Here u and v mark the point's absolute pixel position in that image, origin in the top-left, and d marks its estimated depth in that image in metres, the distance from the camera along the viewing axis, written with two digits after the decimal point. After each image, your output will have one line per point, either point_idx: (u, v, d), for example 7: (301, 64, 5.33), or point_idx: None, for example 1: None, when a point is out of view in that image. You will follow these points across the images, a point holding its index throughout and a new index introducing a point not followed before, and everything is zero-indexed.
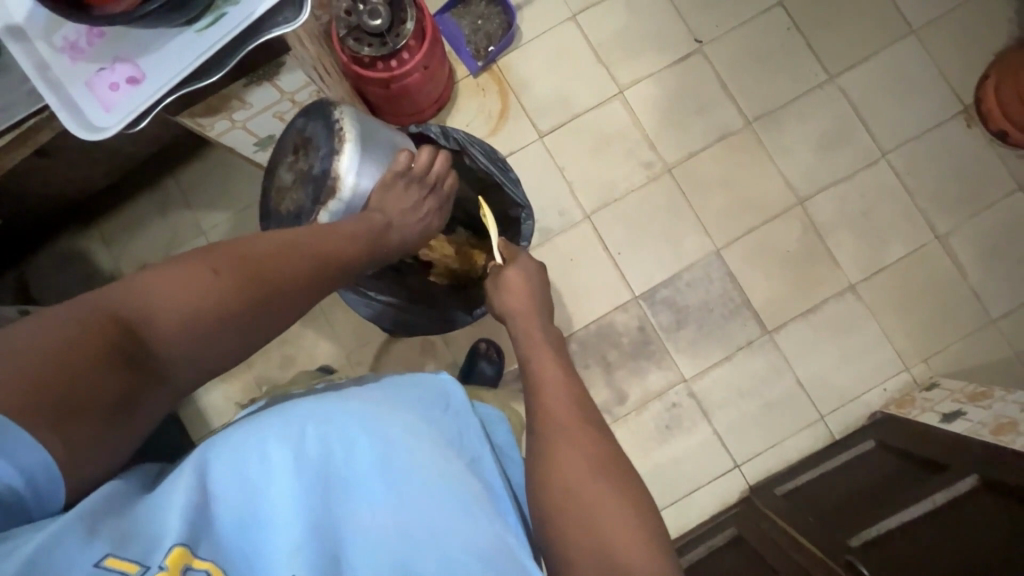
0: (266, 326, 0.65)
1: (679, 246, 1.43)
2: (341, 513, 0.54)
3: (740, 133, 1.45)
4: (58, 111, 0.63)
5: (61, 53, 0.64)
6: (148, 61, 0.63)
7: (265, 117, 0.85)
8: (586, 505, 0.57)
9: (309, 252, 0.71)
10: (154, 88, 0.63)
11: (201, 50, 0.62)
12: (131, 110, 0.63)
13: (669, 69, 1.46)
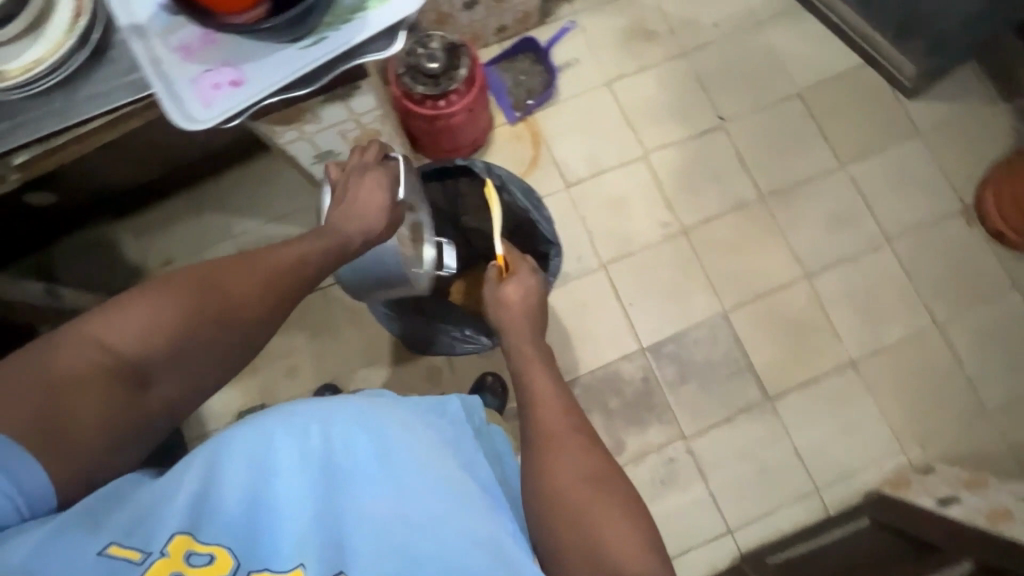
0: (225, 347, 0.67)
1: (689, 303, 1.48)
2: (340, 501, 0.57)
3: (753, 205, 1.53)
4: (163, 101, 0.69)
5: (174, 52, 0.71)
6: (251, 69, 0.70)
7: (330, 133, 0.91)
8: (578, 508, 0.65)
9: (270, 265, 0.72)
10: (252, 92, 0.69)
11: (299, 65, 0.69)
12: (226, 108, 0.69)
13: (692, 140, 1.57)
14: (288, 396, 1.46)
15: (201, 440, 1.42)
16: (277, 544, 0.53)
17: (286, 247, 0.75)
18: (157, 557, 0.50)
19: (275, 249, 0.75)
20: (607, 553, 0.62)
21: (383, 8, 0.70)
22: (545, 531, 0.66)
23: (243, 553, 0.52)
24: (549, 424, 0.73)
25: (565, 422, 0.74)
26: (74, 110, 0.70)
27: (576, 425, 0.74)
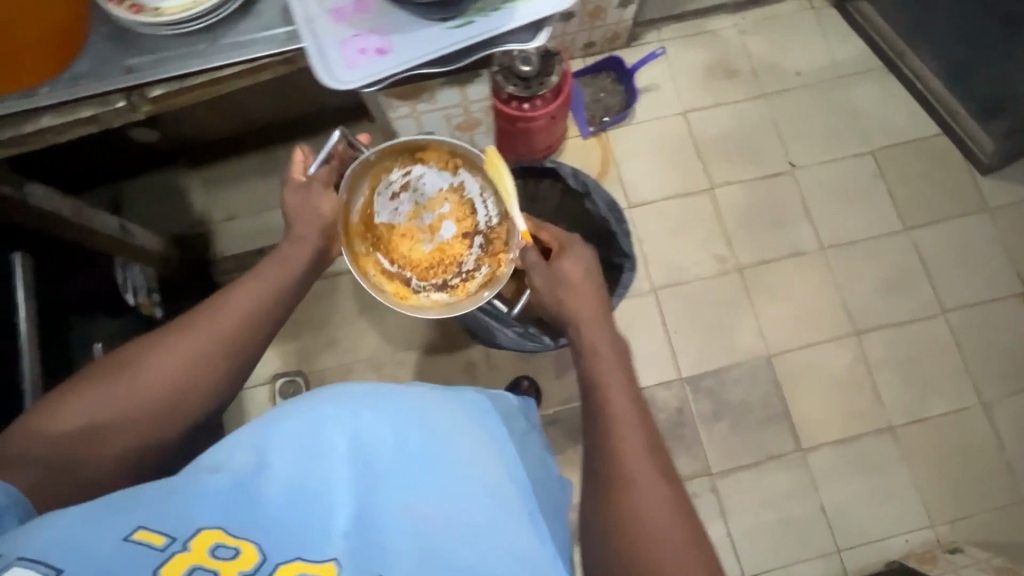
0: (187, 397, 0.71)
1: (734, 341, 1.47)
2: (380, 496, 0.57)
3: (812, 254, 1.53)
4: (311, 57, 0.71)
5: (327, 14, 0.73)
6: (398, 40, 0.72)
7: (437, 116, 0.93)
8: (640, 505, 0.67)
9: (220, 315, 0.76)
10: (396, 61, 0.71)
11: (446, 43, 0.70)
12: (368, 74, 0.71)
13: (759, 181, 1.57)
14: (324, 366, 1.47)
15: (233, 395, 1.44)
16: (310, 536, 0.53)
17: (237, 297, 0.78)
18: (180, 549, 0.50)
19: (229, 297, 0.78)
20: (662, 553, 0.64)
21: (533, 2, 0.71)
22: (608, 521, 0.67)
23: (271, 547, 0.51)
24: (617, 419, 0.74)
25: (635, 421, 0.74)
26: (218, 52, 0.73)
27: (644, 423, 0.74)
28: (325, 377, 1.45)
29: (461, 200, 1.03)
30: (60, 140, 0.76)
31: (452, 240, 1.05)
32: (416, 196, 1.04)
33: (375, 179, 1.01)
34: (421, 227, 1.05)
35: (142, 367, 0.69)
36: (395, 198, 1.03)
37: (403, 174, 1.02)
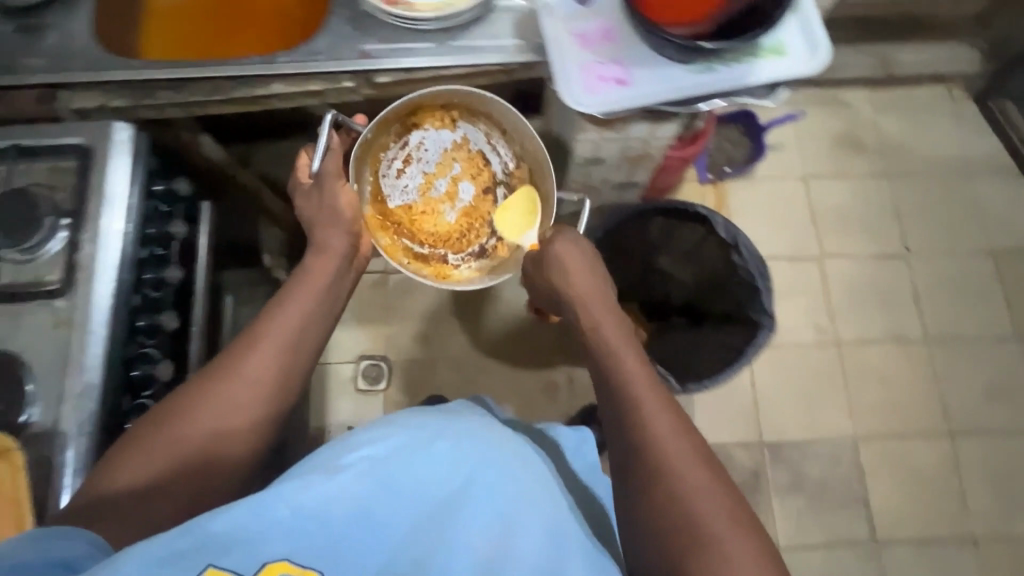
0: (227, 446, 0.66)
1: (821, 415, 1.44)
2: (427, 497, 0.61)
3: (914, 343, 1.49)
4: (557, 79, 0.71)
5: (570, 36, 0.73)
6: (640, 73, 0.71)
7: (612, 146, 0.91)
8: (681, 492, 0.60)
9: (251, 355, 0.70)
10: (638, 94, 0.70)
11: (689, 84, 0.69)
12: (610, 103, 0.70)
13: (870, 259, 1.55)
14: (408, 357, 1.49)
15: (318, 368, 1.47)
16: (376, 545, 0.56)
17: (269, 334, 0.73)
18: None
19: (264, 332, 0.73)
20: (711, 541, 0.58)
21: (780, 60, 0.69)
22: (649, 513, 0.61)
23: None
24: (647, 404, 0.67)
25: (664, 405, 0.67)
26: (452, 53, 0.76)
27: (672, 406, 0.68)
28: (409, 368, 1.47)
29: (472, 154, 1.04)
30: (280, 106, 0.80)
31: (477, 197, 1.06)
32: (423, 166, 1.04)
33: (379, 164, 1.01)
34: (440, 194, 1.04)
35: (196, 411, 0.65)
36: (404, 173, 1.03)
37: (403, 144, 1.00)
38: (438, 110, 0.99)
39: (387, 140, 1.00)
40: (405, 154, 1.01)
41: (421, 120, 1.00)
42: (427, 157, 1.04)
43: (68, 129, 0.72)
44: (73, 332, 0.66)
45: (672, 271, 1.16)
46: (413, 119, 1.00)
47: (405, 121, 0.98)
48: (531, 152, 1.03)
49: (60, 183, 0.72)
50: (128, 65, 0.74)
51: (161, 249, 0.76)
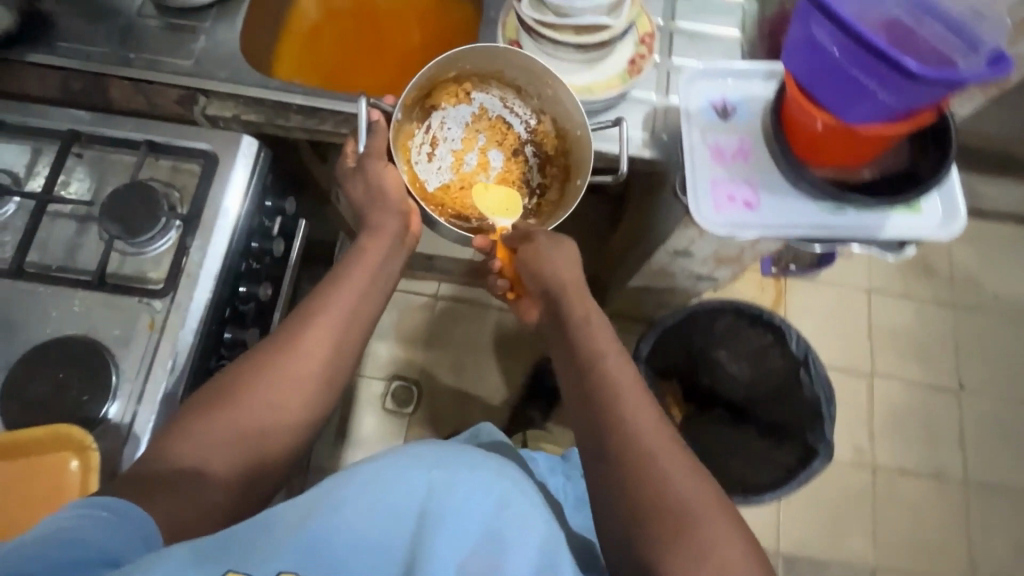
0: (277, 434, 0.61)
1: (843, 537, 1.39)
2: (395, 491, 0.50)
3: (953, 484, 1.44)
4: (688, 191, 0.67)
5: (706, 148, 0.69)
6: (773, 199, 0.66)
7: (706, 245, 0.89)
8: (664, 501, 0.54)
9: (306, 334, 0.65)
10: (767, 223, 0.66)
11: (822, 224, 0.65)
12: (732, 226, 0.66)
13: (924, 388, 1.50)
14: (440, 386, 1.48)
15: (352, 378, 1.47)
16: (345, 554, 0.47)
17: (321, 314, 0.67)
18: None
19: (319, 311, 0.67)
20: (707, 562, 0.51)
21: (912, 217, 0.64)
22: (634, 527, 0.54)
23: None
24: (626, 402, 0.60)
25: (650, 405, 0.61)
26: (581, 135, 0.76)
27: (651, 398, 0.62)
28: (439, 397, 1.46)
29: (498, 123, 0.84)
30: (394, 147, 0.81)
31: (506, 163, 0.84)
32: (450, 144, 0.84)
33: (408, 144, 0.80)
34: (472, 169, 0.84)
35: (250, 384, 0.61)
36: (432, 155, 0.83)
37: (427, 127, 0.82)
38: (450, 82, 0.81)
39: (406, 112, 0.79)
40: (431, 137, 0.83)
41: (437, 99, 0.81)
42: (448, 126, 0.83)
43: (199, 133, 0.74)
44: (164, 335, 0.67)
45: (731, 366, 1.12)
46: (432, 100, 0.81)
47: (422, 102, 0.80)
48: (548, 87, 0.77)
49: (181, 183, 0.74)
50: (267, 84, 0.76)
51: (256, 263, 0.77)
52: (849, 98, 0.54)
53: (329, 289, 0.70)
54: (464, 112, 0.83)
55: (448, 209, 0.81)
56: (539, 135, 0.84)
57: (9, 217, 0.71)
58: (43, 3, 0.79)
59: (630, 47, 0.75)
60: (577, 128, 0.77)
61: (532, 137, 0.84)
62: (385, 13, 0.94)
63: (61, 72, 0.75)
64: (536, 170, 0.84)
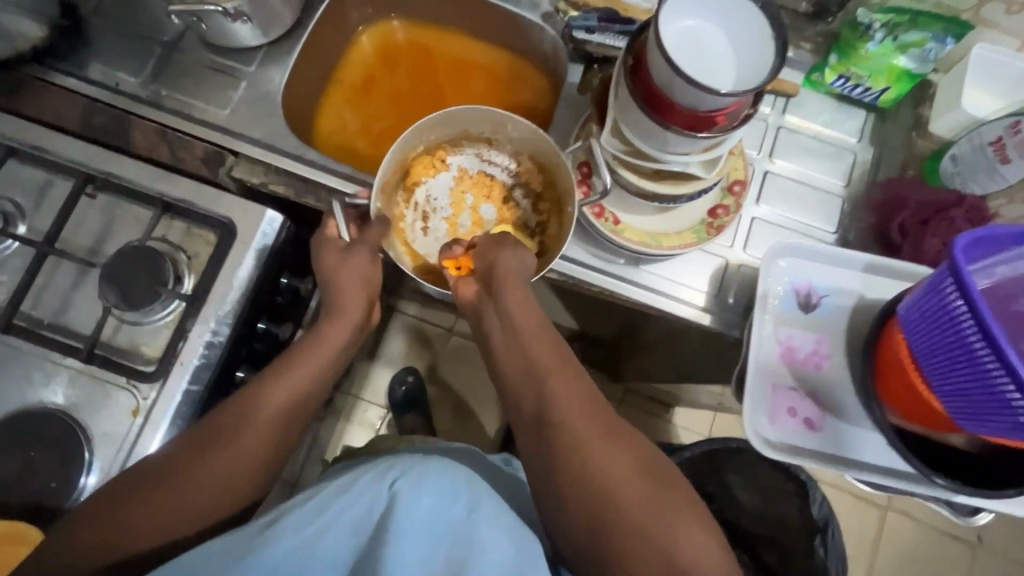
0: (234, 469, 0.53)
1: None
2: (365, 488, 0.45)
3: None
4: (744, 399, 0.58)
5: (776, 345, 0.60)
6: (840, 426, 0.58)
7: None
8: (631, 521, 0.46)
9: (288, 373, 0.58)
10: (827, 453, 0.57)
11: (890, 470, 0.57)
12: (788, 447, 0.58)
13: (935, 532, 1.37)
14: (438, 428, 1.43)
15: (350, 401, 1.42)
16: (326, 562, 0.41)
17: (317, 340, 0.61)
18: None
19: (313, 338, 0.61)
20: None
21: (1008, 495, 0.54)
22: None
23: None
24: (569, 409, 0.50)
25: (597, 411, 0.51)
26: (637, 286, 0.68)
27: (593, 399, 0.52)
28: None
29: (481, 176, 0.73)
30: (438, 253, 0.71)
31: (501, 213, 0.72)
32: (441, 213, 0.72)
33: (399, 229, 0.70)
34: (469, 231, 0.72)
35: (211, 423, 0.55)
36: (427, 229, 0.71)
37: (414, 204, 0.71)
38: (421, 156, 0.71)
39: (388, 199, 0.69)
40: (420, 213, 0.72)
41: (415, 176, 0.71)
42: (435, 197, 0.72)
43: (219, 200, 0.66)
44: (145, 426, 0.62)
45: (739, 494, 1.01)
46: (412, 180, 0.71)
47: (402, 184, 0.71)
48: (512, 127, 0.67)
49: (192, 249, 0.67)
50: (301, 156, 0.70)
51: (257, 344, 0.71)
52: (966, 409, 0.46)
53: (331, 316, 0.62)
54: (445, 177, 0.73)
55: None
56: (523, 172, 0.72)
57: (9, 254, 0.66)
58: (83, 14, 0.72)
59: (711, 197, 0.65)
60: (557, 160, 0.65)
61: (516, 178, 0.72)
62: (449, 67, 0.85)
63: (88, 101, 0.69)
64: (531, 211, 0.72)
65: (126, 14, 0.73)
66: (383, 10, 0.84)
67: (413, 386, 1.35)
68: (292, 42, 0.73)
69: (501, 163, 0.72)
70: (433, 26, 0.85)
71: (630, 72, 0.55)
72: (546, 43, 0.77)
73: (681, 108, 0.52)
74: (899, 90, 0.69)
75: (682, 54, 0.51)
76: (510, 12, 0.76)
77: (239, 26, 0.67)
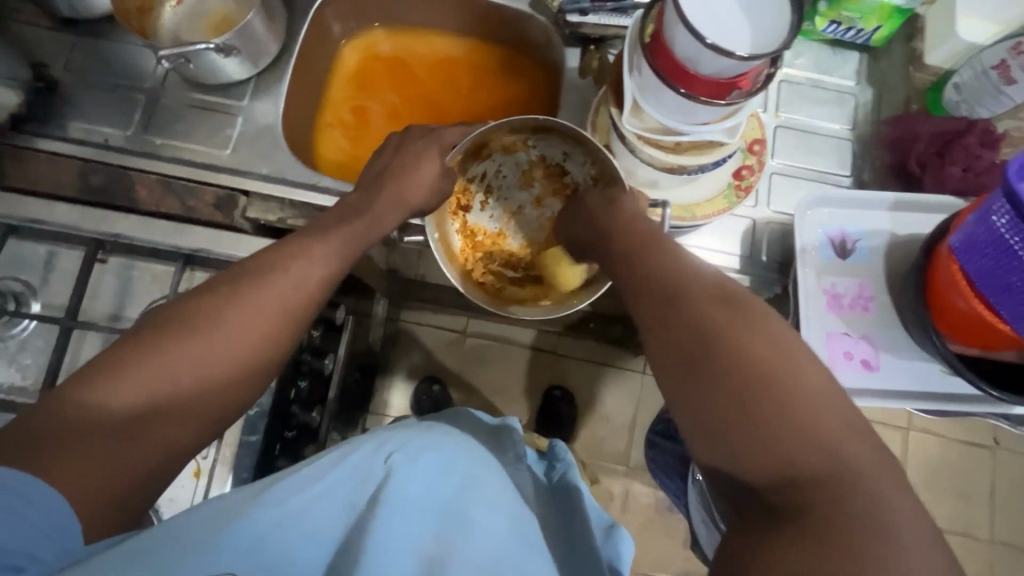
0: (98, 461, 0.39)
1: None
2: (363, 458, 0.41)
3: (979, 543, 1.29)
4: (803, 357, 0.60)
5: (821, 294, 0.62)
6: (893, 359, 0.60)
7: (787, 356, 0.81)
8: (769, 371, 0.39)
9: (295, 265, 0.51)
10: (887, 389, 0.60)
11: (944, 394, 0.59)
12: (850, 390, 0.60)
13: (964, 446, 1.33)
14: None
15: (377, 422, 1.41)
16: (311, 535, 0.37)
17: (241, 302, 0.48)
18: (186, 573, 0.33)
19: (232, 299, 0.47)
20: (840, 457, 0.36)
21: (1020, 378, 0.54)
22: (727, 449, 0.38)
23: None
24: (679, 269, 0.47)
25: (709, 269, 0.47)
26: None
27: (658, 265, 0.48)
28: None
29: (555, 170, 0.68)
30: (487, 230, 0.70)
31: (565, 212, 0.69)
32: (503, 193, 0.70)
33: (460, 200, 0.70)
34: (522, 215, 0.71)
35: (216, 316, 0.46)
36: (484, 202, 0.70)
37: (481, 175, 0.69)
38: (504, 133, 0.66)
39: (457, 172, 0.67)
40: (484, 186, 0.70)
41: (488, 148, 0.68)
42: (504, 174, 0.70)
43: (236, 242, 0.64)
44: (212, 484, 0.61)
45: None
46: (484, 151, 0.68)
47: (475, 156, 0.68)
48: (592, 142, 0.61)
49: None
50: (316, 184, 0.68)
51: (304, 382, 0.69)
52: None
53: (268, 273, 0.50)
54: (520, 159, 0.69)
55: (494, 256, 0.70)
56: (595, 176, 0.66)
57: (27, 335, 0.63)
58: (56, 74, 0.69)
59: (735, 159, 0.65)
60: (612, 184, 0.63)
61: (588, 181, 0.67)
62: (440, 73, 0.83)
63: (79, 163, 0.66)
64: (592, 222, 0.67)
65: (100, 67, 0.70)
66: (364, 23, 0.83)
67: (438, 395, 1.26)
68: (282, 70, 0.71)
69: (579, 162, 0.66)
70: (416, 30, 0.84)
71: (649, 50, 0.54)
72: (538, 32, 0.76)
73: (708, 78, 0.51)
74: (890, 27, 0.69)
75: (701, 23, 0.50)
76: (496, 6, 0.75)
77: (228, 60, 0.65)
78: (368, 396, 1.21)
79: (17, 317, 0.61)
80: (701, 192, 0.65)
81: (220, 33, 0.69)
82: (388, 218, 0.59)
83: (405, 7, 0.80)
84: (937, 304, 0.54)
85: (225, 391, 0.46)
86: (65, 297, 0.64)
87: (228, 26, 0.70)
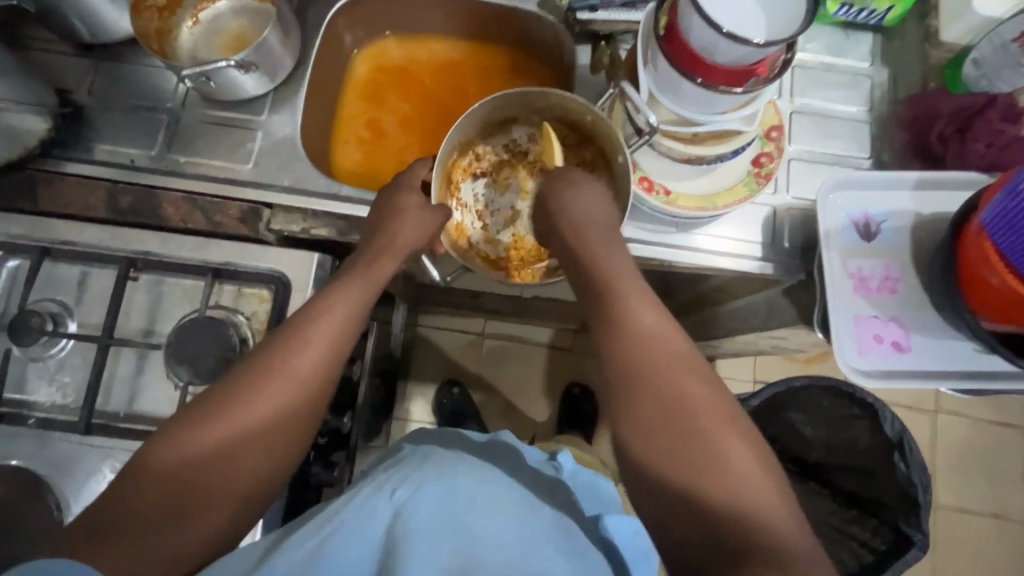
0: (155, 545, 0.43)
1: None
2: (381, 497, 0.46)
3: (1014, 524, 1.27)
4: (833, 342, 0.59)
5: (847, 277, 0.61)
6: (924, 340, 0.60)
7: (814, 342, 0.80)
8: (682, 410, 0.48)
9: (321, 325, 0.53)
10: (919, 370, 0.59)
11: (979, 372, 0.59)
12: (880, 373, 0.59)
13: (993, 426, 1.31)
14: None
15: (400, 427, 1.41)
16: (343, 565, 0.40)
17: (271, 374, 0.51)
18: None
19: (266, 371, 0.51)
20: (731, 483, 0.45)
21: None
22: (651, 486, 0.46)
23: None
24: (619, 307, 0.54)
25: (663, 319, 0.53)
26: (695, 250, 0.68)
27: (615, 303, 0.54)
28: None
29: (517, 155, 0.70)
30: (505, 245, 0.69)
31: None
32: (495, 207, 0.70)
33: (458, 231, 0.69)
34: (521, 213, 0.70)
35: (249, 392, 0.50)
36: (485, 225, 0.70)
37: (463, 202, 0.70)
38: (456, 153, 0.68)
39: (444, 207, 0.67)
40: (474, 214, 0.70)
41: (454, 178, 0.69)
42: (482, 194, 0.70)
43: (264, 254, 0.65)
44: None
45: (805, 428, 1.04)
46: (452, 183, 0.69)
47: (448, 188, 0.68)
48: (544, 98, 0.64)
49: (247, 309, 0.65)
50: (337, 194, 0.69)
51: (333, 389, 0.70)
52: None
53: (295, 339, 0.53)
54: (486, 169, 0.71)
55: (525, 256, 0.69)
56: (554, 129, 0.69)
57: (66, 355, 0.65)
58: (81, 99, 0.71)
59: (753, 146, 0.65)
60: (617, 156, 0.63)
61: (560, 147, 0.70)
62: (450, 78, 0.84)
63: (107, 185, 0.68)
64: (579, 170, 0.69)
65: (123, 90, 0.71)
66: (374, 32, 0.84)
67: (460, 398, 1.27)
68: (298, 83, 0.73)
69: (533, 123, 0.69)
70: (426, 37, 0.85)
71: (663, 41, 0.54)
72: (548, 31, 0.76)
73: (724, 66, 0.51)
74: (903, 6, 0.68)
75: (716, 12, 0.50)
76: (504, 8, 0.76)
77: (247, 76, 0.67)
78: (391, 401, 1.22)
79: (55, 337, 0.62)
80: (721, 181, 0.65)
81: (237, 51, 0.71)
82: (411, 221, 0.60)
83: (414, 14, 0.81)
84: (968, 283, 0.54)
85: (264, 459, 0.49)
86: (99, 315, 0.66)
87: (244, 43, 0.72)
